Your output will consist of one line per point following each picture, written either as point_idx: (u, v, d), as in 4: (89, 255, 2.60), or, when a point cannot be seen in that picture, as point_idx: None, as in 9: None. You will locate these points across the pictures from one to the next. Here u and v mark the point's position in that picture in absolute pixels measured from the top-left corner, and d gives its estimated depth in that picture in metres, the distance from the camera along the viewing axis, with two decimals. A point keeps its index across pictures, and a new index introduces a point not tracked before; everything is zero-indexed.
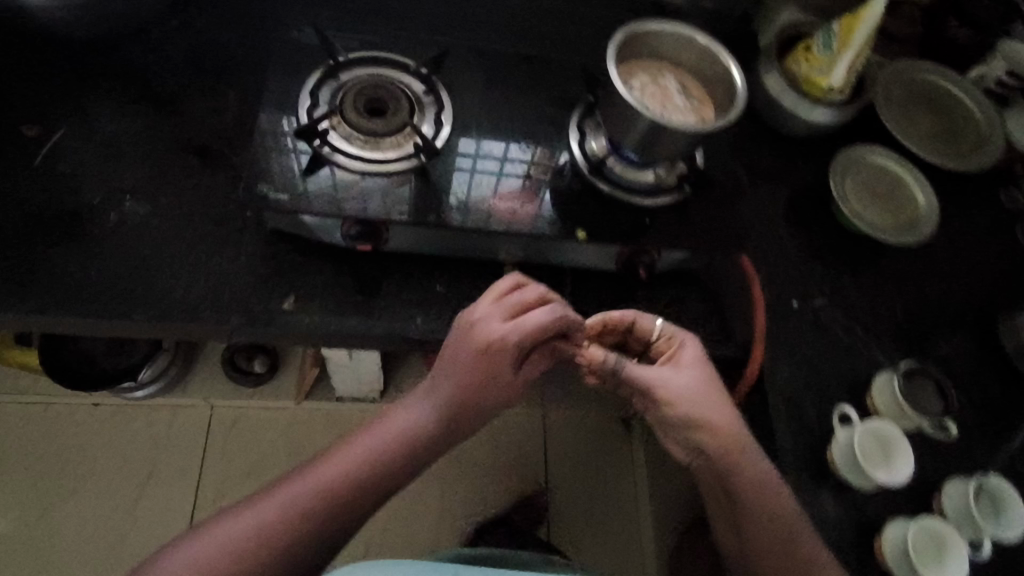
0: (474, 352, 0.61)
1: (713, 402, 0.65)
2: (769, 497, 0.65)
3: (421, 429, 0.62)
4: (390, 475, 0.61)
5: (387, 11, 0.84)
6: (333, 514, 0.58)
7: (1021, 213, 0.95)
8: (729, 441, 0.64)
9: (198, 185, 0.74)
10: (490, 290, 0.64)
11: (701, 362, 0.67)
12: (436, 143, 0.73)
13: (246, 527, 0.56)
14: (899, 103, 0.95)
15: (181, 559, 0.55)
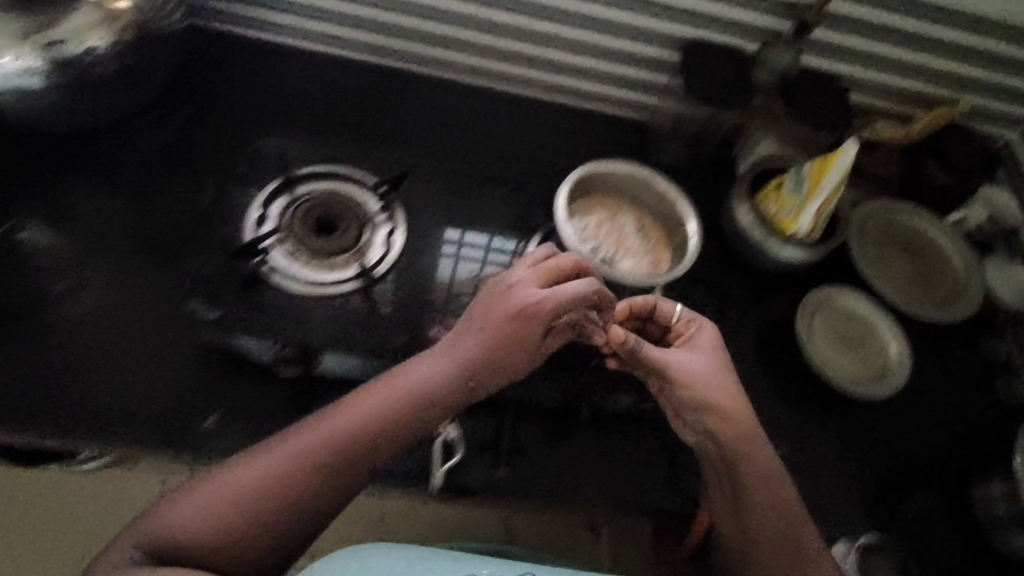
0: (506, 311, 0.62)
1: (725, 384, 0.65)
2: (776, 491, 0.62)
3: (442, 380, 0.60)
4: (412, 422, 0.59)
5: (365, 129, 0.87)
6: (353, 460, 0.56)
7: (996, 366, 0.93)
8: (739, 426, 0.63)
9: (140, 288, 0.71)
10: (522, 263, 0.67)
11: (716, 349, 0.67)
12: (379, 269, 0.73)
13: (268, 467, 0.54)
14: (878, 247, 0.93)
15: (190, 503, 0.53)
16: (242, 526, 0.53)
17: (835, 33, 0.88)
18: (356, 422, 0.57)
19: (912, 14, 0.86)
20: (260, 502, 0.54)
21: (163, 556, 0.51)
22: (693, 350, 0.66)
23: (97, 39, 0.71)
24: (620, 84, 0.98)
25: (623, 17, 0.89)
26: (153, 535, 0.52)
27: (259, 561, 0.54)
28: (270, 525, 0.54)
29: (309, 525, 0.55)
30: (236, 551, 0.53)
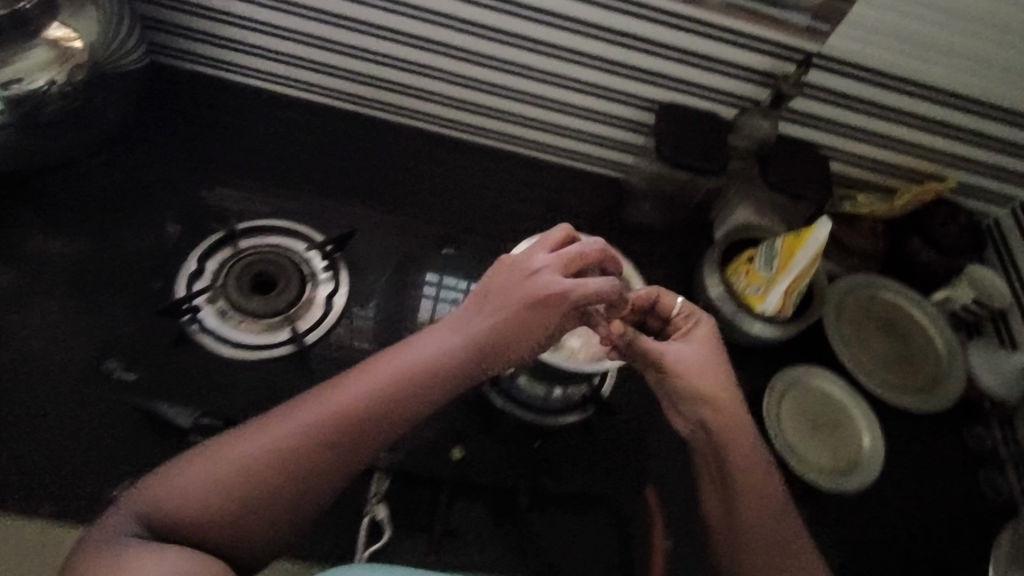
0: (523, 294, 0.58)
1: (718, 374, 0.63)
2: (766, 485, 0.61)
3: (449, 363, 0.57)
4: (416, 403, 0.56)
5: (324, 176, 0.84)
6: (354, 438, 0.55)
7: (981, 458, 0.87)
8: (728, 413, 0.62)
9: (64, 339, 0.68)
10: (539, 245, 0.62)
11: (716, 343, 0.64)
12: (314, 331, 0.69)
13: (270, 445, 0.53)
14: (856, 325, 0.88)
15: (191, 478, 0.52)
16: (245, 501, 0.52)
17: (817, 104, 0.83)
18: (358, 401, 0.55)
19: (901, 92, 0.80)
20: (262, 479, 0.53)
21: (164, 531, 0.51)
22: (692, 343, 0.64)
23: (43, 79, 0.69)
24: (598, 142, 0.94)
25: (598, 78, 0.84)
26: (155, 507, 0.52)
27: (263, 535, 0.53)
28: (277, 500, 0.53)
29: (311, 500, 0.54)
30: (239, 525, 0.52)
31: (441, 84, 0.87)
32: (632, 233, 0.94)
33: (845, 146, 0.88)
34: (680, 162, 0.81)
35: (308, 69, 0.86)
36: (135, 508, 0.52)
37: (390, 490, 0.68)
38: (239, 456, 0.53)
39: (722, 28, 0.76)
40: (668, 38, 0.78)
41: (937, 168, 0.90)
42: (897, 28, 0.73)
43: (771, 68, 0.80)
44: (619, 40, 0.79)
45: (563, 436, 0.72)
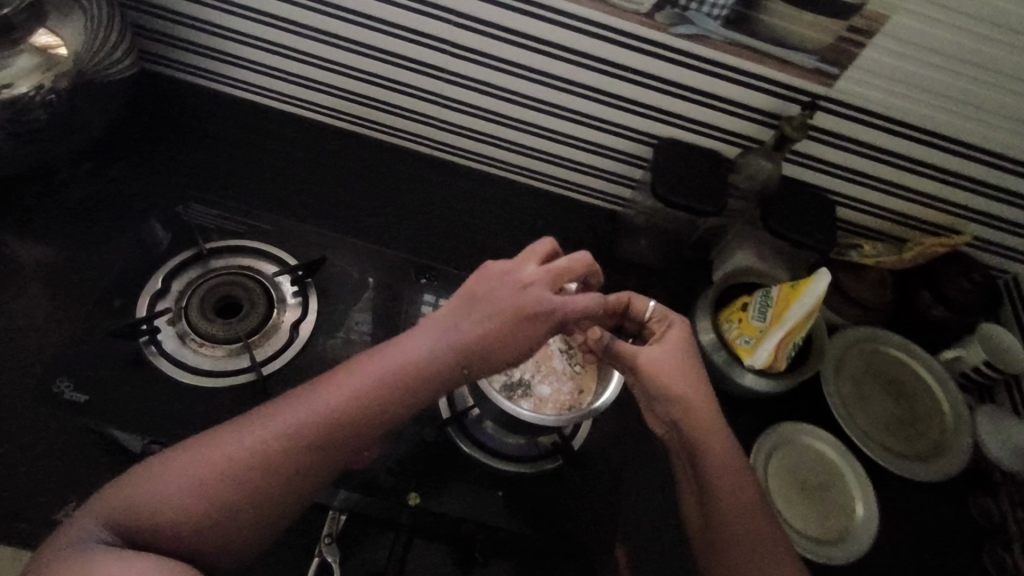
0: (510, 303, 0.55)
1: (691, 375, 0.59)
2: (737, 483, 0.58)
3: (433, 367, 0.54)
4: (398, 407, 0.53)
5: (303, 209, 0.87)
6: (333, 441, 0.51)
7: (986, 533, 0.81)
8: (700, 412, 0.58)
9: (27, 349, 0.70)
10: (527, 254, 0.59)
11: (690, 346, 0.61)
12: (279, 357, 0.68)
13: (251, 447, 0.50)
14: (853, 381, 0.84)
15: (170, 480, 0.49)
16: (221, 504, 0.49)
17: (822, 148, 0.79)
18: (337, 402, 0.52)
19: (912, 140, 0.75)
20: (239, 481, 0.49)
21: (136, 537, 0.48)
22: (665, 346, 0.60)
23: (25, 85, 0.68)
24: (591, 173, 0.90)
25: (592, 109, 0.81)
26: (127, 510, 0.48)
27: (241, 541, 0.50)
28: (257, 506, 0.50)
29: (289, 506, 0.51)
30: (216, 530, 0.49)
31: (429, 105, 0.85)
32: (625, 269, 0.92)
33: (852, 192, 0.84)
34: (673, 202, 0.76)
35: (299, 84, 0.87)
36: (105, 513, 0.49)
37: (347, 530, 0.65)
38: (216, 458, 0.50)
39: (724, 66, 0.72)
40: (665, 71, 0.74)
41: (951, 220, 0.85)
42: (910, 74, 0.68)
43: (774, 108, 0.76)
44: (613, 71, 0.75)
45: (530, 486, 0.68)
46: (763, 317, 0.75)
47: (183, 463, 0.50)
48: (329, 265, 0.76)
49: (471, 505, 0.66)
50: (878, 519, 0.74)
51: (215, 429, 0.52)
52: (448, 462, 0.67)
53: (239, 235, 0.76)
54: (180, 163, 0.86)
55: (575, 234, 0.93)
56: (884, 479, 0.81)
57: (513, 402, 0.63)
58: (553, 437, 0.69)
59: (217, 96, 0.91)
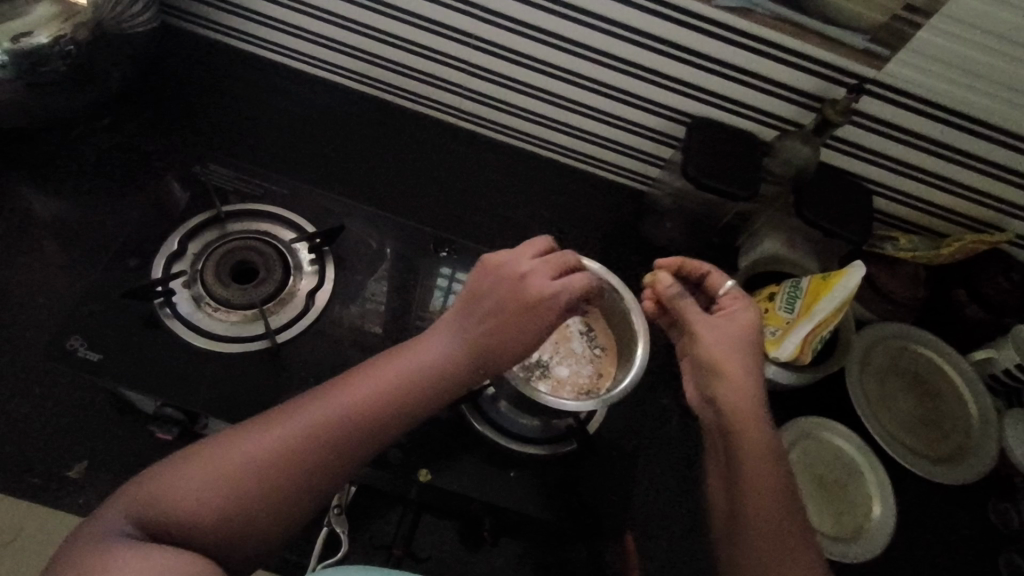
0: (520, 296, 0.55)
1: (742, 355, 0.58)
2: (772, 465, 0.55)
3: (449, 366, 0.54)
4: (426, 394, 0.53)
5: (323, 173, 0.85)
6: (352, 439, 0.50)
7: (1006, 538, 0.78)
8: (741, 397, 0.56)
9: (42, 303, 0.71)
10: (526, 249, 0.59)
11: (755, 330, 0.60)
12: (295, 325, 0.67)
13: (277, 440, 0.48)
14: (879, 378, 0.82)
15: (194, 475, 0.46)
16: (250, 502, 0.46)
17: (865, 134, 0.75)
18: (356, 400, 0.51)
19: (962, 131, 0.71)
20: (259, 480, 0.47)
21: (157, 535, 0.44)
22: (733, 326, 0.59)
23: (45, 35, 0.66)
24: (619, 151, 0.87)
25: (623, 83, 0.77)
26: (148, 505, 0.46)
27: (266, 542, 0.47)
28: (285, 501, 0.47)
29: (309, 506, 0.49)
30: (243, 525, 0.46)
31: (455, 73, 0.83)
32: (648, 251, 0.89)
33: (892, 182, 0.80)
34: (704, 184, 0.73)
35: (323, 46, 0.84)
36: (124, 509, 0.45)
37: (357, 504, 0.67)
38: (242, 454, 0.47)
39: (766, 43, 0.68)
40: (704, 47, 0.71)
41: (994, 215, 0.81)
42: (967, 60, 0.64)
43: (818, 91, 0.72)
44: (649, 44, 0.72)
45: (544, 468, 0.66)
46: (791, 307, 0.72)
47: (206, 457, 0.47)
48: (348, 234, 0.74)
49: (482, 485, 0.64)
50: (894, 522, 0.72)
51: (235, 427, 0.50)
52: (461, 439, 0.66)
53: (258, 198, 0.74)
54: (199, 122, 0.85)
55: (598, 212, 0.91)
56: (901, 479, 0.79)
57: (530, 382, 0.62)
58: (569, 420, 0.68)
59: (239, 54, 0.89)
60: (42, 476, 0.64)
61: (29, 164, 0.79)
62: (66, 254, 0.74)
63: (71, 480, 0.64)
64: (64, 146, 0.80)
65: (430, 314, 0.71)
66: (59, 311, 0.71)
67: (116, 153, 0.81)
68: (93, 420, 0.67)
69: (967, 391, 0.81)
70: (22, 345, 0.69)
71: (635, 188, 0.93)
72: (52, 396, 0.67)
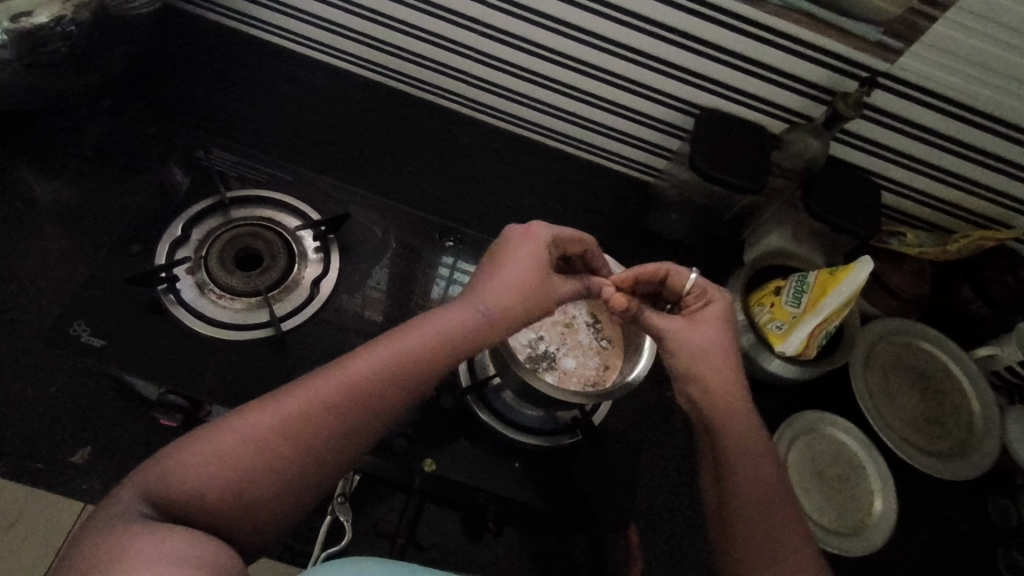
0: (531, 260, 0.56)
1: (713, 352, 0.57)
2: (757, 454, 0.55)
3: (461, 335, 0.53)
4: (437, 358, 0.52)
5: (327, 159, 0.84)
6: (363, 409, 0.49)
7: (1005, 534, 0.79)
8: (720, 393, 0.56)
9: (43, 288, 0.70)
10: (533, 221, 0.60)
11: (721, 325, 0.58)
12: (300, 312, 0.67)
13: (288, 408, 0.47)
14: (882, 373, 0.82)
15: (205, 449, 0.45)
16: (259, 471, 0.45)
17: (874, 128, 0.75)
18: (366, 371, 0.50)
19: (973, 126, 0.71)
20: (272, 451, 0.46)
21: (172, 514, 0.43)
22: (696, 323, 0.58)
23: (46, 15, 0.65)
24: (627, 142, 0.87)
25: (632, 72, 0.76)
26: (159, 484, 0.44)
27: (279, 512, 0.46)
28: (298, 469, 0.46)
29: (320, 482, 0.48)
30: (254, 496, 0.45)
31: (460, 60, 0.82)
32: (654, 243, 0.89)
33: (899, 176, 0.80)
34: (712, 177, 0.73)
35: (328, 30, 0.83)
36: (136, 490, 0.43)
37: (360, 491, 0.67)
38: (253, 423, 0.46)
39: (779, 34, 0.67)
40: (715, 37, 0.70)
41: (1001, 211, 0.81)
42: (981, 54, 0.63)
43: (829, 84, 0.71)
44: (659, 33, 0.71)
45: (546, 460, 0.66)
46: (798, 302, 0.72)
47: (217, 432, 0.46)
48: (353, 222, 0.74)
49: (486, 477, 0.64)
50: (895, 517, 0.73)
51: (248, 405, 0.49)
52: (465, 429, 0.65)
53: (261, 185, 0.74)
54: (201, 106, 0.84)
55: (603, 202, 0.90)
56: (901, 474, 0.79)
57: (536, 374, 0.62)
58: (573, 412, 0.67)
59: (242, 37, 0.88)
60: (45, 462, 0.64)
61: (29, 146, 0.78)
62: (68, 238, 0.73)
63: (74, 465, 0.64)
64: (65, 129, 0.79)
65: (433, 303, 0.71)
66: (60, 295, 0.70)
67: (117, 136, 0.80)
68: (96, 406, 0.66)
69: (970, 388, 0.81)
70: (24, 330, 0.68)
71: (641, 179, 0.92)
72: (53, 381, 0.67)
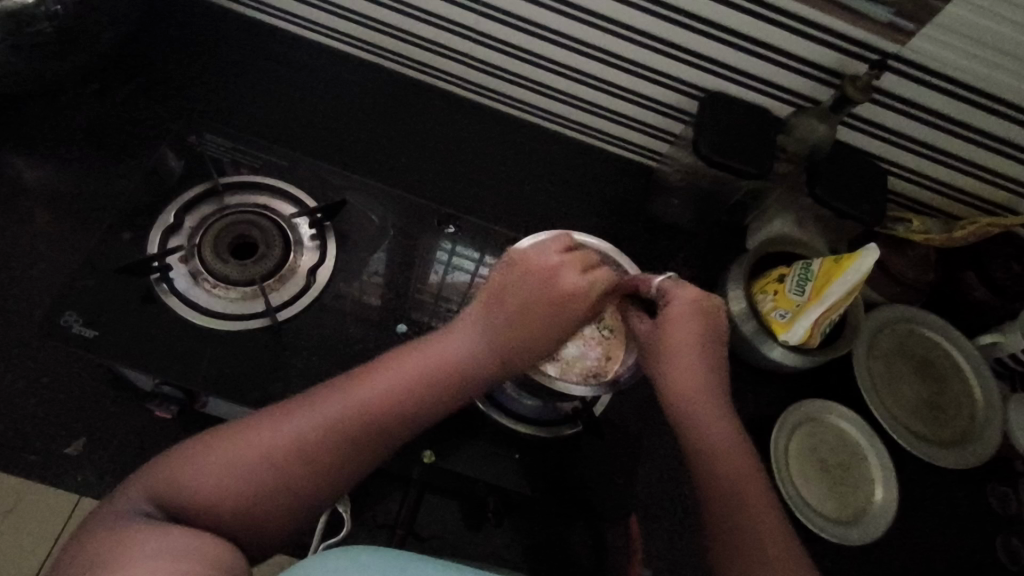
0: (562, 308, 0.58)
1: (691, 345, 0.59)
2: (731, 439, 0.57)
3: (471, 364, 0.55)
4: (450, 392, 0.53)
5: (322, 144, 0.82)
6: (376, 437, 0.49)
7: (1004, 521, 0.79)
8: (684, 382, 0.59)
9: (34, 277, 0.69)
10: (553, 267, 0.59)
11: (694, 321, 0.59)
12: (297, 300, 0.66)
13: (301, 427, 0.47)
14: (884, 360, 0.81)
15: (216, 459, 0.45)
16: (267, 483, 0.45)
17: (882, 112, 0.73)
18: (383, 397, 0.50)
19: (983, 109, 0.69)
20: (279, 468, 0.46)
21: (177, 516, 0.43)
22: (677, 319, 0.59)
23: None
24: (630, 126, 0.85)
25: (641, 57, 0.75)
26: (168, 485, 0.44)
27: (281, 524, 0.46)
28: (306, 488, 0.47)
29: (321, 499, 0.48)
30: (260, 508, 0.45)
31: (459, 41, 0.80)
32: (655, 230, 0.87)
33: (906, 161, 0.79)
34: (718, 163, 0.71)
35: (324, 10, 0.81)
36: (144, 488, 0.44)
37: (360, 483, 0.67)
38: (266, 437, 0.46)
39: (784, 13, 0.65)
40: (728, 20, 0.68)
41: (1007, 196, 0.80)
42: (995, 36, 0.61)
43: (836, 66, 0.69)
44: (663, 12, 0.69)
45: (547, 451, 0.65)
46: (802, 291, 0.71)
47: (228, 441, 0.46)
48: (349, 209, 0.72)
49: (486, 468, 0.63)
50: (896, 505, 0.72)
51: (261, 411, 0.49)
52: (466, 420, 0.65)
53: (256, 170, 0.72)
54: (195, 90, 0.81)
55: (604, 186, 0.89)
56: (902, 462, 0.79)
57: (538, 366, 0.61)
58: (573, 402, 0.66)
59: (236, 17, 0.85)
60: (39, 454, 0.63)
61: (15, 131, 0.76)
62: (59, 226, 0.72)
63: (68, 458, 0.64)
64: (53, 113, 0.77)
65: (431, 291, 0.70)
66: (53, 283, 0.69)
67: (107, 120, 0.78)
68: (89, 397, 0.66)
69: (974, 376, 0.80)
70: (17, 320, 0.67)
71: (643, 164, 0.91)
72: (46, 372, 0.66)
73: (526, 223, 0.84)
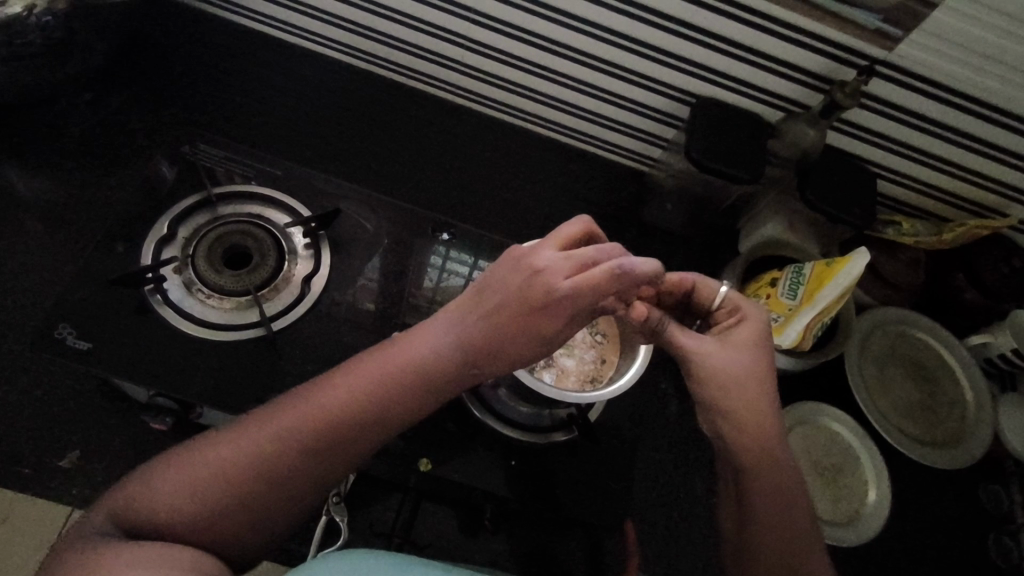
0: (530, 314, 0.49)
1: (745, 377, 0.52)
2: (786, 484, 0.51)
3: (437, 364, 0.49)
4: (422, 395, 0.49)
5: (314, 151, 0.82)
6: (343, 445, 0.47)
7: (995, 521, 0.79)
8: (746, 420, 0.51)
9: (28, 288, 0.69)
10: (541, 274, 0.50)
11: (749, 347, 0.53)
12: (292, 309, 0.66)
13: (263, 437, 0.45)
14: (876, 362, 0.81)
15: (180, 473, 0.44)
16: (229, 499, 0.44)
17: (870, 117, 0.74)
18: (350, 401, 0.47)
19: (969, 113, 0.70)
20: (238, 486, 0.44)
21: (144, 536, 0.42)
22: (730, 343, 0.53)
23: (19, 5, 0.63)
24: (622, 131, 0.85)
25: (634, 63, 0.75)
26: (138, 503, 0.43)
27: (253, 533, 0.45)
28: (274, 498, 0.45)
29: (294, 507, 0.46)
30: (226, 523, 0.44)
31: (451, 48, 0.80)
32: (649, 235, 0.88)
33: (896, 165, 0.79)
34: (708, 167, 0.71)
35: (316, 18, 0.81)
36: (118, 503, 0.44)
37: (356, 492, 0.67)
38: (230, 451, 0.45)
39: (772, 20, 0.66)
40: (718, 27, 0.68)
41: (997, 200, 0.81)
42: (978, 40, 0.62)
43: (826, 71, 0.70)
44: (654, 19, 0.69)
45: (542, 457, 0.65)
46: (794, 294, 0.72)
47: (193, 458, 0.45)
48: (343, 217, 0.72)
49: (482, 479, 0.63)
50: (889, 506, 0.73)
51: (238, 420, 0.48)
52: (462, 428, 0.65)
53: (249, 179, 0.72)
54: (186, 98, 0.81)
55: (598, 192, 0.89)
56: (894, 463, 0.80)
57: (534, 373, 0.61)
58: (569, 409, 0.66)
59: (228, 24, 0.85)
60: (32, 467, 0.63)
61: (7, 141, 0.75)
62: (50, 236, 0.72)
63: (63, 469, 0.64)
64: (45, 122, 0.77)
65: (425, 297, 0.70)
66: (46, 295, 0.69)
67: (101, 129, 0.78)
68: (84, 408, 0.66)
69: (964, 376, 0.81)
70: (10, 332, 0.67)
71: (636, 168, 0.91)
72: (40, 384, 0.66)
73: (520, 229, 0.84)
